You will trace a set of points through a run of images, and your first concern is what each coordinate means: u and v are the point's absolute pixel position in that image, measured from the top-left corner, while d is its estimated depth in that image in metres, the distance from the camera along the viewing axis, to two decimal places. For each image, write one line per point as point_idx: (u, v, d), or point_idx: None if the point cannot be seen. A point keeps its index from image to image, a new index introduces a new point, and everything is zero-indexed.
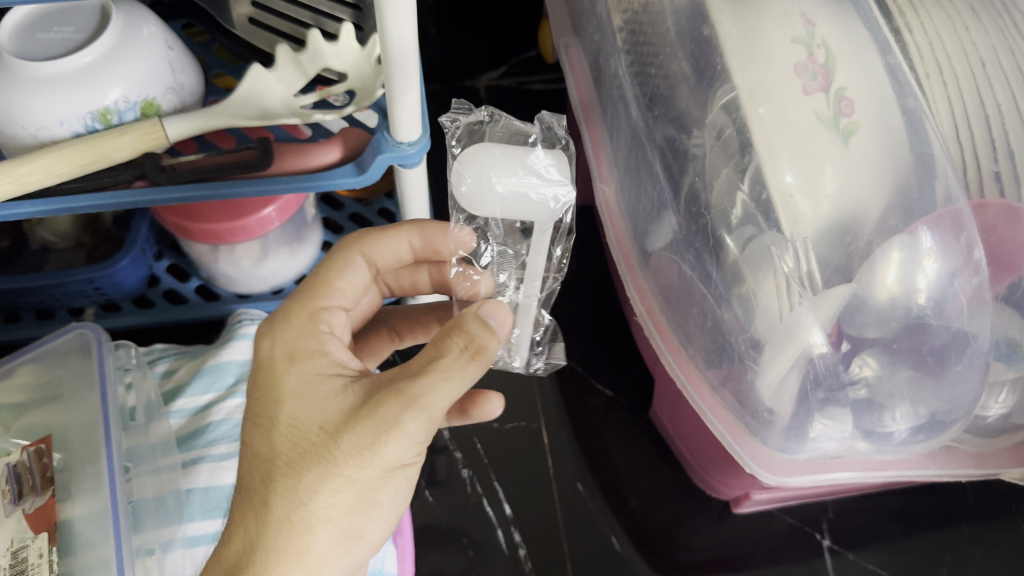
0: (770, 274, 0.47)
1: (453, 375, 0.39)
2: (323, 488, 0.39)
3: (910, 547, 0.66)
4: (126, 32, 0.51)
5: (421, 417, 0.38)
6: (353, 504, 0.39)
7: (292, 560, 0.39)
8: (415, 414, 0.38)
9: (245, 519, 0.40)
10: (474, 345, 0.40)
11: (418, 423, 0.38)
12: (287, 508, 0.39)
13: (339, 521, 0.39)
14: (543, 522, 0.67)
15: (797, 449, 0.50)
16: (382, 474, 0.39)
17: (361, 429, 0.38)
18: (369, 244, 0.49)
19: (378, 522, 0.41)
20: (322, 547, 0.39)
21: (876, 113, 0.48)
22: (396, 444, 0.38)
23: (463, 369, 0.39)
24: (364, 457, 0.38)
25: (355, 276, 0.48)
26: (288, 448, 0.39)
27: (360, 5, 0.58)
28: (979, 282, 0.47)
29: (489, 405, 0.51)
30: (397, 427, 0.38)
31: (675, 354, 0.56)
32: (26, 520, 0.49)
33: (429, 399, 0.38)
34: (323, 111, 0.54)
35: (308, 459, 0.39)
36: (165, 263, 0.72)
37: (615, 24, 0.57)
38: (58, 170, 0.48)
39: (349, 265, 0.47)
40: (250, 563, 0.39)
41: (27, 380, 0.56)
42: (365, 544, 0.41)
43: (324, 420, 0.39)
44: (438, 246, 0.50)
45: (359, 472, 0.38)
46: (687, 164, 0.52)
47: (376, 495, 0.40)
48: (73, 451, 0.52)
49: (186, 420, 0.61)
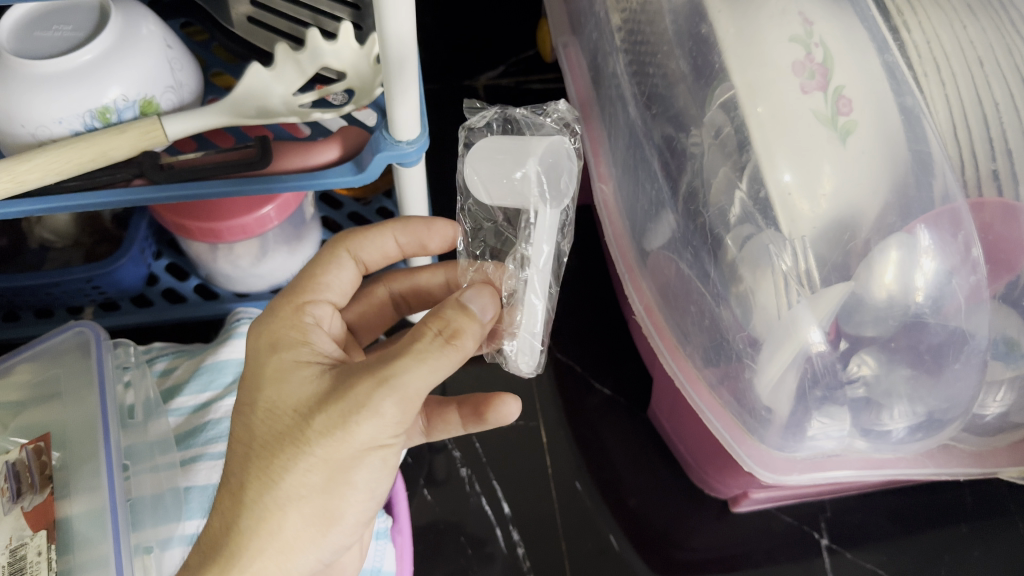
0: (768, 272, 0.47)
1: (427, 359, 0.38)
2: (295, 469, 0.39)
3: (908, 546, 0.66)
4: (125, 31, 0.51)
5: (393, 400, 0.38)
6: (326, 483, 0.40)
7: (265, 539, 0.39)
8: (387, 396, 0.38)
9: (224, 500, 0.40)
10: (449, 329, 0.40)
11: (390, 405, 0.38)
12: (260, 487, 0.39)
13: (312, 501, 0.40)
14: (541, 522, 0.67)
15: (794, 448, 0.51)
16: (355, 455, 0.39)
17: (334, 411, 0.38)
18: (359, 244, 0.48)
19: (354, 505, 0.41)
20: (294, 526, 0.40)
21: (874, 112, 0.48)
22: (369, 425, 0.38)
23: (438, 353, 0.39)
24: (335, 437, 0.38)
25: (343, 275, 0.47)
26: (262, 432, 0.40)
27: (360, 5, 0.58)
28: (977, 280, 0.47)
29: (505, 408, 0.49)
30: (368, 408, 0.38)
31: (674, 353, 0.56)
32: (26, 517, 0.49)
33: (402, 382, 0.38)
34: (322, 110, 0.54)
35: (282, 441, 0.39)
36: (164, 262, 0.72)
37: (614, 23, 0.57)
38: (56, 169, 0.48)
39: (334, 262, 0.47)
40: (224, 542, 0.39)
41: (27, 378, 0.56)
42: (341, 525, 0.41)
43: (298, 402, 0.40)
44: (428, 244, 0.51)
45: (330, 453, 0.39)
46: (685, 162, 0.52)
47: (349, 476, 0.40)
48: (71, 449, 0.52)
49: (185, 418, 0.61)
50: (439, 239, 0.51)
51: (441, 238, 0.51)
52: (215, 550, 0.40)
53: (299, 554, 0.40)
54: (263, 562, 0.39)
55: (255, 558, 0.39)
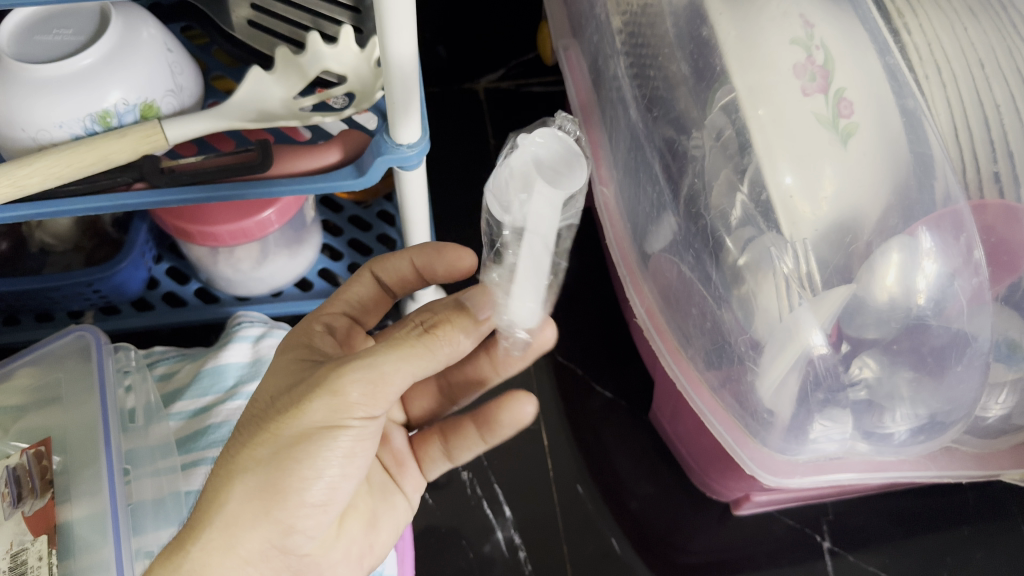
0: (769, 275, 0.47)
1: (399, 344, 0.38)
2: (251, 442, 0.40)
3: (911, 549, 0.66)
4: (125, 35, 0.51)
5: (349, 378, 0.38)
6: (276, 459, 0.40)
7: (215, 510, 0.40)
8: (344, 374, 0.38)
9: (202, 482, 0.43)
10: (431, 321, 0.40)
11: (347, 385, 0.38)
12: (223, 461, 0.41)
13: (259, 474, 0.40)
14: (543, 525, 0.66)
15: (796, 450, 0.50)
16: (308, 433, 0.39)
17: (297, 389, 0.40)
18: (380, 264, 0.51)
19: (307, 490, 0.41)
20: (239, 498, 0.40)
21: (875, 114, 0.48)
22: (323, 402, 0.39)
23: (410, 339, 0.38)
24: (291, 412, 0.39)
25: (357, 290, 0.51)
26: (244, 415, 0.43)
27: (360, 8, 0.58)
28: (979, 282, 0.47)
29: (520, 409, 0.50)
30: (325, 385, 0.39)
31: (676, 356, 0.55)
32: (26, 522, 0.49)
33: (363, 363, 0.38)
34: (322, 114, 0.53)
35: (255, 422, 0.41)
36: (164, 265, 0.72)
37: (614, 26, 0.56)
38: (56, 173, 0.48)
39: (354, 279, 0.52)
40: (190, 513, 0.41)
41: (27, 383, 0.56)
42: (288, 505, 0.41)
43: (278, 388, 0.42)
44: (438, 268, 0.50)
45: (283, 426, 0.39)
46: (687, 165, 0.52)
47: (295, 451, 0.40)
48: (72, 454, 0.52)
49: (185, 422, 0.61)
50: (445, 260, 0.49)
51: (448, 260, 0.49)
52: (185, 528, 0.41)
53: (245, 530, 0.41)
54: (211, 534, 0.40)
55: (204, 529, 0.40)
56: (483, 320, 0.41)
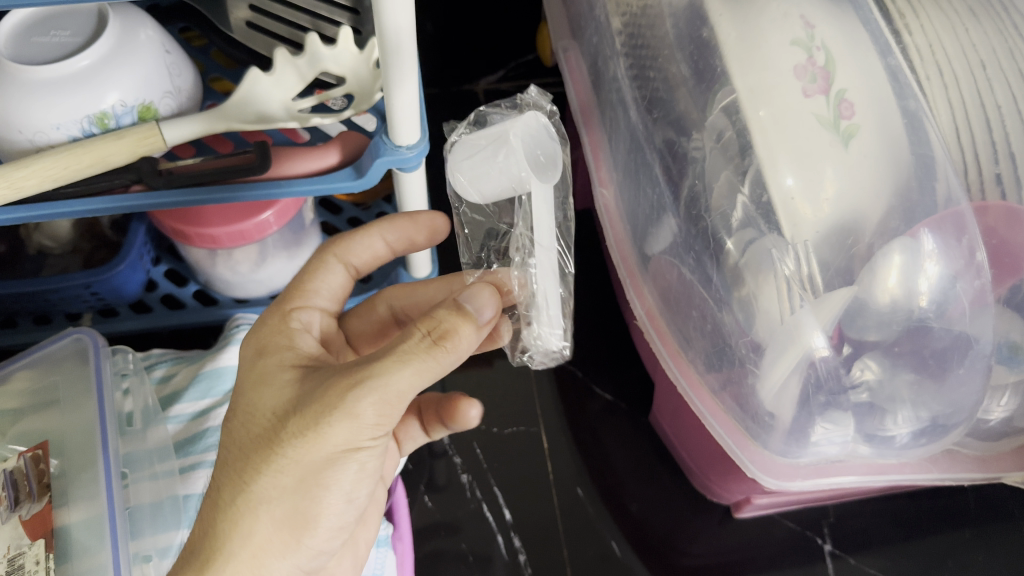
0: (770, 277, 0.47)
1: (412, 360, 0.38)
2: (267, 471, 0.39)
3: (912, 551, 0.66)
4: (123, 35, 0.51)
5: (367, 400, 0.37)
6: (298, 486, 0.39)
7: (237, 543, 0.39)
8: (362, 398, 0.37)
9: (204, 509, 0.41)
10: (438, 329, 0.39)
11: (364, 408, 0.37)
12: (233, 490, 0.39)
13: (283, 503, 0.39)
14: (544, 528, 0.66)
15: (797, 453, 0.50)
16: (329, 459, 0.39)
17: (306, 412, 0.38)
18: (344, 248, 0.49)
19: (328, 510, 0.41)
20: (267, 529, 0.40)
21: (877, 115, 0.48)
22: (341, 427, 0.38)
23: (424, 355, 0.38)
24: (307, 438, 0.38)
25: (331, 279, 0.48)
26: (241, 435, 0.40)
27: (358, 9, 0.58)
28: (981, 284, 0.47)
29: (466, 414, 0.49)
30: (340, 408, 0.37)
31: (676, 359, 0.55)
32: (24, 527, 0.48)
33: (379, 384, 0.37)
34: (321, 115, 0.53)
35: (261, 443, 0.39)
36: (162, 267, 0.72)
37: (614, 27, 0.56)
38: (54, 175, 0.48)
39: (321, 266, 0.48)
40: (204, 548, 0.40)
41: (24, 386, 0.55)
42: (315, 531, 0.41)
43: (278, 405, 0.40)
44: (417, 239, 0.52)
45: (302, 453, 0.38)
46: (687, 166, 0.52)
47: (322, 479, 0.40)
48: (70, 457, 0.52)
49: (183, 426, 0.61)
50: (425, 229, 0.52)
51: (427, 225, 0.52)
52: (194, 553, 0.40)
53: (275, 560, 0.40)
54: (236, 565, 0.39)
55: (227, 561, 0.39)
56: (485, 321, 0.41)
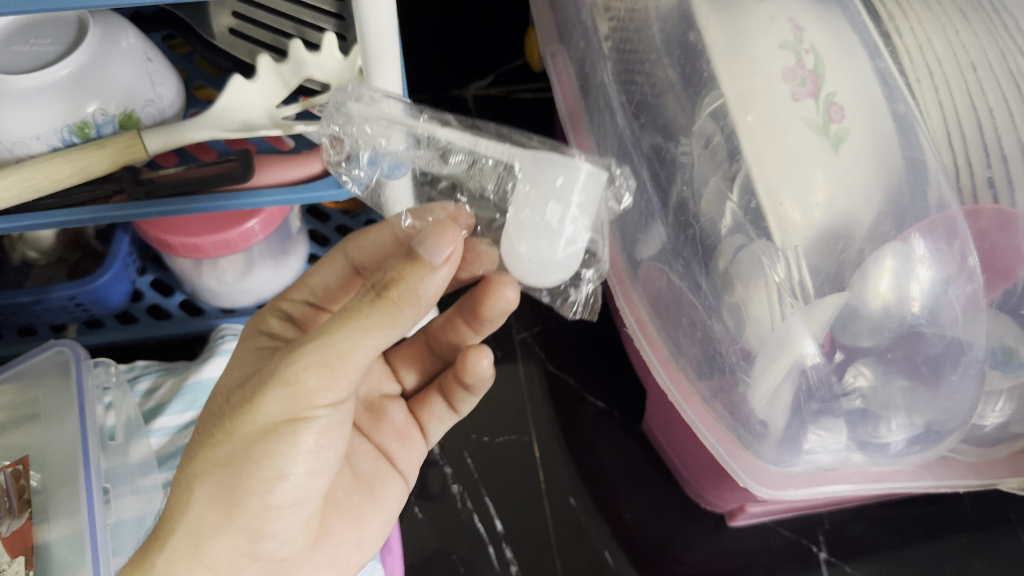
0: (760, 284, 0.46)
1: (354, 316, 0.36)
2: (211, 443, 0.39)
3: (908, 558, 0.65)
4: (103, 43, 0.50)
5: (302, 364, 0.37)
6: (233, 460, 0.38)
7: (177, 517, 0.39)
8: (299, 361, 0.37)
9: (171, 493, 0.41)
10: (382, 281, 0.36)
11: (299, 370, 0.37)
12: (182, 467, 0.40)
13: (215, 477, 0.38)
14: (533, 536, 0.65)
15: (790, 462, 0.49)
16: (265, 429, 0.38)
17: (250, 385, 0.38)
18: (354, 244, 0.46)
19: (264, 485, 0.38)
20: (199, 505, 0.39)
21: (867, 120, 0.47)
22: (277, 394, 0.37)
23: (365, 309, 0.36)
24: (244, 410, 0.38)
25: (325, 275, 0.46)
26: (204, 418, 0.41)
27: (342, 16, 0.57)
28: (973, 290, 0.47)
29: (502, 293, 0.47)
30: (276, 375, 0.37)
31: (667, 366, 0.54)
32: (3, 544, 0.47)
33: (315, 345, 0.37)
34: (305, 123, 0.52)
35: (211, 423, 0.40)
36: (148, 277, 0.71)
37: (601, 31, 0.55)
38: (32, 185, 0.47)
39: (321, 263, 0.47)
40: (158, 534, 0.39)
41: (6, 399, 0.55)
42: (249, 509, 0.39)
43: (235, 384, 0.40)
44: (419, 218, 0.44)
45: (237, 426, 0.38)
46: (675, 172, 0.51)
47: (252, 451, 0.38)
48: (52, 471, 0.51)
49: (168, 439, 0.59)
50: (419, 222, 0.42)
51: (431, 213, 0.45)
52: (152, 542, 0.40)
53: (211, 538, 0.39)
54: (175, 542, 0.39)
55: (168, 539, 0.39)
56: (440, 265, 0.36)
